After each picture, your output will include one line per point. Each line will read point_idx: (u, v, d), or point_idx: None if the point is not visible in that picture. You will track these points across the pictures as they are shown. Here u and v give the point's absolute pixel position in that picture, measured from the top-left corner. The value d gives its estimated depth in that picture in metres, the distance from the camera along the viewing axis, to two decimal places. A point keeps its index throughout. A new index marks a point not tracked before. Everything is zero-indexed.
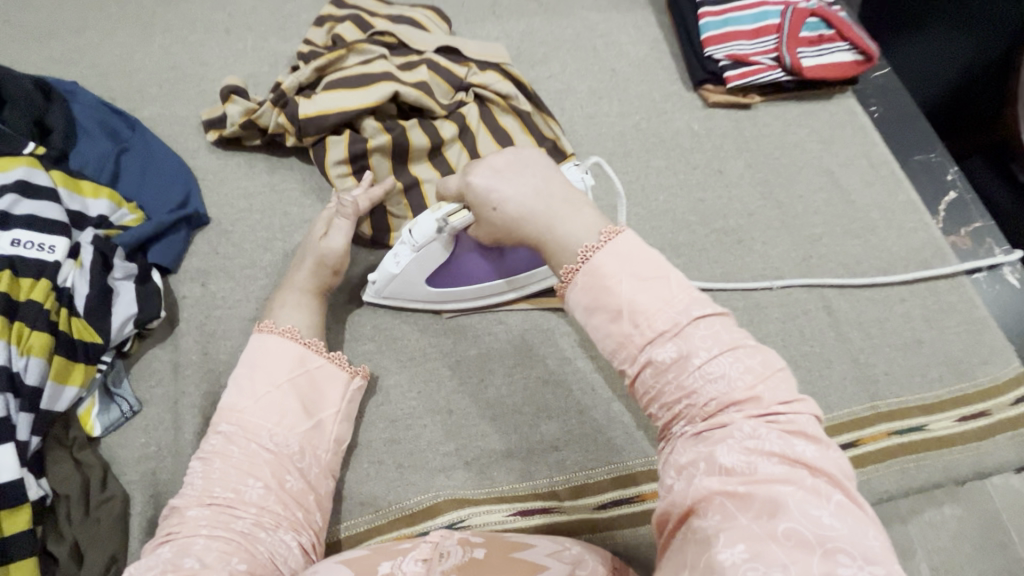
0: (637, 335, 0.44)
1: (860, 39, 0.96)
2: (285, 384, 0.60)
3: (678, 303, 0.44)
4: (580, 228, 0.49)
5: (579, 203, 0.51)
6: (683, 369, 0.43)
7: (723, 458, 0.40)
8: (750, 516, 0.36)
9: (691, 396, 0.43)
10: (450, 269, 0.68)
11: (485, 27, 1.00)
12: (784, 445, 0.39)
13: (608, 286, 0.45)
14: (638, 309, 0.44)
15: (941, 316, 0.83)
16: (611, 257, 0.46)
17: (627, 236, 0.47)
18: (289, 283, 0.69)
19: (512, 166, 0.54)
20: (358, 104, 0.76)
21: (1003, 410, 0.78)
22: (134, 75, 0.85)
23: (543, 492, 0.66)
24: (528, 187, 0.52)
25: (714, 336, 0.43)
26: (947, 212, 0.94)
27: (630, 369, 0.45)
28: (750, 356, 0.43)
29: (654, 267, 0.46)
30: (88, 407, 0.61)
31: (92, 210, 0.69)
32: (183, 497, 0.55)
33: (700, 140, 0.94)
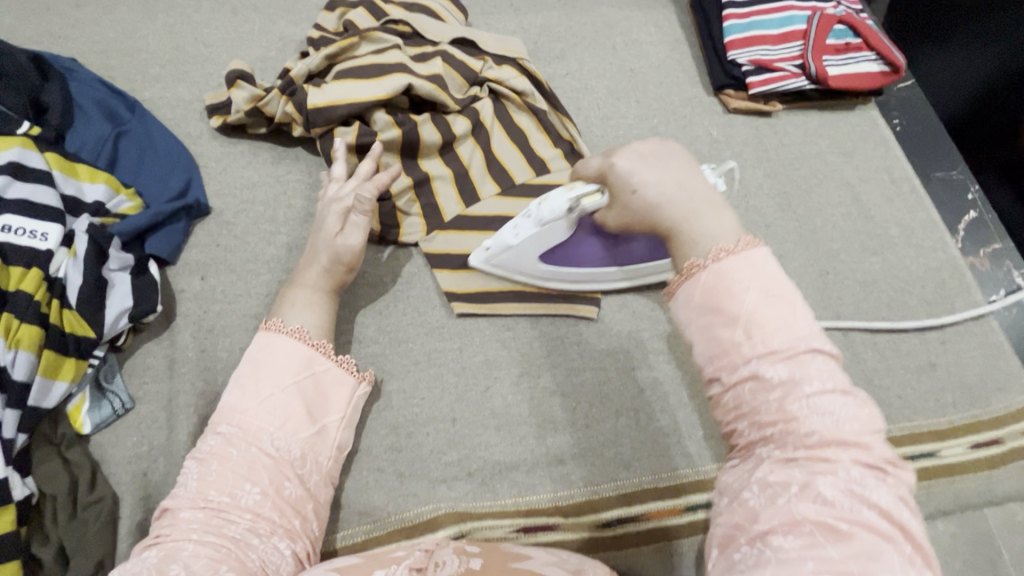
0: (748, 346, 0.39)
1: (887, 50, 0.94)
2: (290, 386, 0.58)
3: (800, 330, 0.39)
4: (714, 232, 0.44)
5: (716, 205, 0.45)
6: (791, 393, 0.37)
7: (822, 487, 0.34)
8: (844, 553, 0.31)
9: (793, 423, 0.37)
10: (568, 250, 0.69)
11: (502, 19, 0.97)
12: (890, 501, 0.34)
13: (726, 292, 0.40)
14: (756, 323, 0.39)
15: (957, 339, 0.81)
16: (740, 263, 0.41)
17: (762, 252, 0.42)
18: (301, 280, 0.66)
19: (655, 155, 0.48)
20: (369, 96, 0.73)
21: (1016, 438, 0.76)
22: (136, 54, 0.81)
23: (547, 507, 0.64)
24: (670, 171, 0.47)
25: (829, 373, 0.38)
26: (967, 232, 0.92)
27: (728, 378, 0.40)
28: (862, 405, 0.38)
29: (781, 287, 0.41)
30: (78, 404, 0.58)
31: (87, 195, 0.66)
32: (177, 497, 0.53)
33: (719, 147, 0.92)
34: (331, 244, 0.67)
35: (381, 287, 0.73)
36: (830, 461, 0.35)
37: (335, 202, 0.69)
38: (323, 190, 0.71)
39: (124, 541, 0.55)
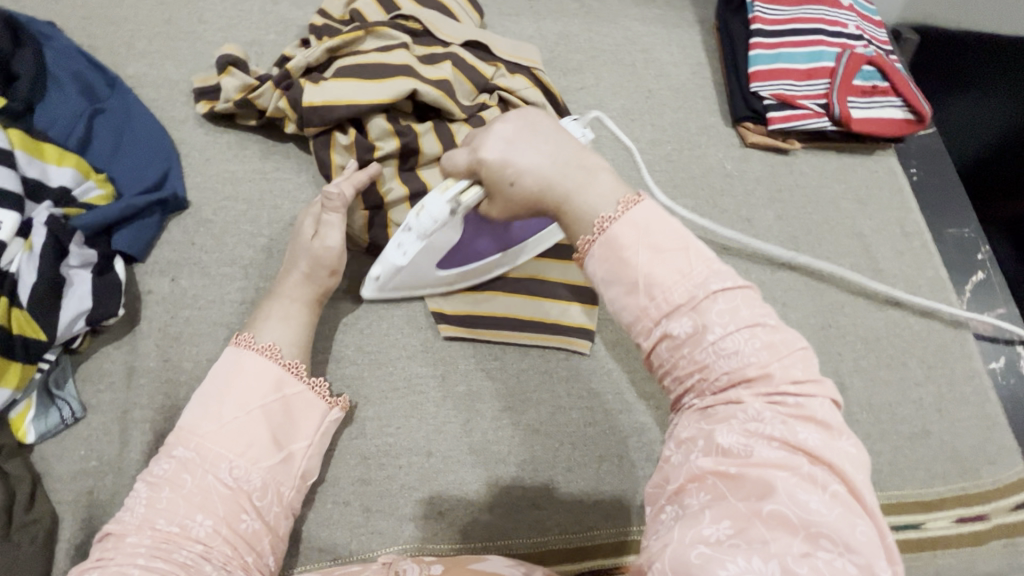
0: (654, 306, 0.40)
1: (914, 97, 0.90)
2: (256, 410, 0.53)
3: (698, 275, 0.40)
4: (599, 193, 0.44)
5: (582, 163, 0.47)
6: (697, 343, 0.39)
7: (722, 435, 0.37)
8: (739, 496, 0.34)
9: (704, 370, 0.39)
10: (459, 250, 0.63)
11: (519, 22, 0.91)
12: (791, 430, 0.36)
13: (624, 256, 0.41)
14: (658, 282, 0.40)
15: (954, 407, 0.79)
16: (628, 225, 0.42)
17: (648, 205, 0.42)
18: (281, 290, 0.62)
19: (523, 133, 0.49)
20: (371, 98, 0.68)
21: (1001, 515, 0.75)
22: (122, 24, 0.75)
23: (518, 554, 0.61)
24: (528, 137, 0.49)
25: (732, 312, 0.39)
26: (973, 293, 0.90)
27: (645, 341, 0.41)
28: (771, 334, 0.39)
29: (677, 238, 0.41)
30: (22, 412, 0.54)
31: (52, 179, 0.61)
32: (122, 521, 0.47)
33: (732, 182, 0.88)
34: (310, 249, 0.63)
35: (365, 303, 0.68)
36: (729, 398, 0.38)
37: (316, 208, 0.66)
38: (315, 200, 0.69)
39: (61, 566, 0.51)
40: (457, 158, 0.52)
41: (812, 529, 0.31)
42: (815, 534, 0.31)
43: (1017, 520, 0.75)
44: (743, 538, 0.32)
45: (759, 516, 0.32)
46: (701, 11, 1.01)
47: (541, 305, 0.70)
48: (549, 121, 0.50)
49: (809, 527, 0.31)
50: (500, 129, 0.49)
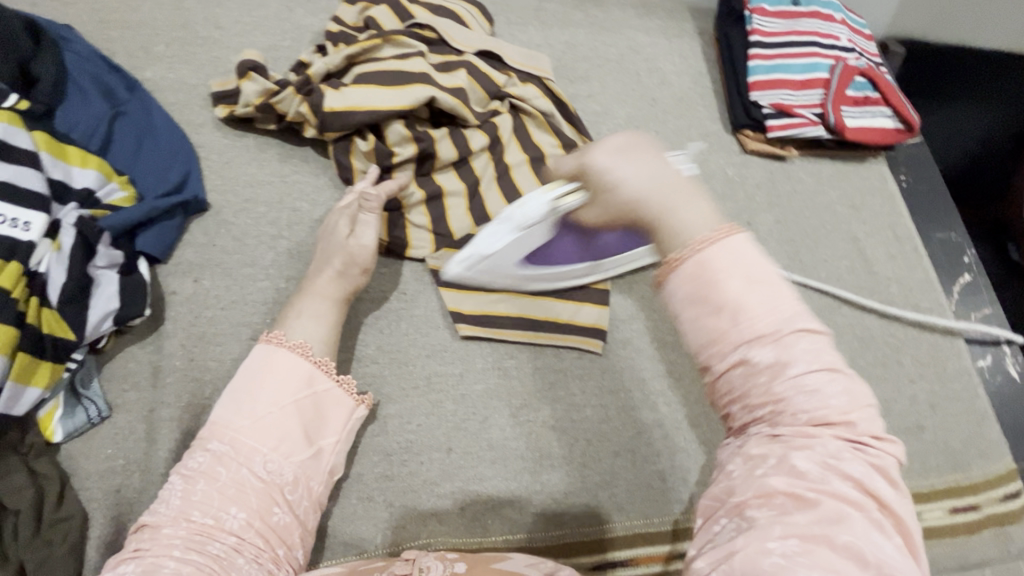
0: (737, 332, 0.35)
1: (903, 108, 0.94)
2: (288, 406, 0.54)
3: (784, 310, 0.36)
4: (684, 215, 0.39)
5: (694, 185, 0.40)
6: (780, 379, 0.35)
7: (799, 455, 0.34)
8: (809, 519, 0.32)
9: (780, 405, 0.35)
10: (545, 251, 0.66)
11: (527, 31, 0.94)
12: (868, 473, 0.34)
13: (714, 280, 0.36)
14: (745, 309, 0.35)
15: (945, 402, 0.83)
16: (726, 249, 0.36)
17: (742, 239, 0.37)
18: (309, 289, 0.63)
19: (631, 147, 0.43)
20: (390, 104, 0.70)
21: (991, 504, 0.79)
22: (138, 28, 0.76)
23: (538, 547, 0.62)
24: (637, 148, 0.42)
25: (816, 352, 0.35)
26: (961, 294, 0.94)
27: (719, 366, 0.36)
28: (851, 380, 0.36)
29: (764, 270, 0.37)
30: (49, 411, 0.54)
31: (76, 181, 0.61)
32: (159, 511, 0.49)
33: (733, 187, 0.91)
34: (348, 247, 0.64)
35: (384, 304, 0.70)
36: (806, 433, 0.34)
37: (351, 205, 0.67)
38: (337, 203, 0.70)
39: (90, 564, 0.51)
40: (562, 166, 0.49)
41: (884, 570, 0.30)
42: (884, 574, 0.30)
43: (1006, 510, 0.79)
44: (811, 559, 0.30)
45: (831, 544, 0.31)
46: (700, 23, 1.05)
47: (555, 304, 0.72)
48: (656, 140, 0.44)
49: (879, 567, 0.30)
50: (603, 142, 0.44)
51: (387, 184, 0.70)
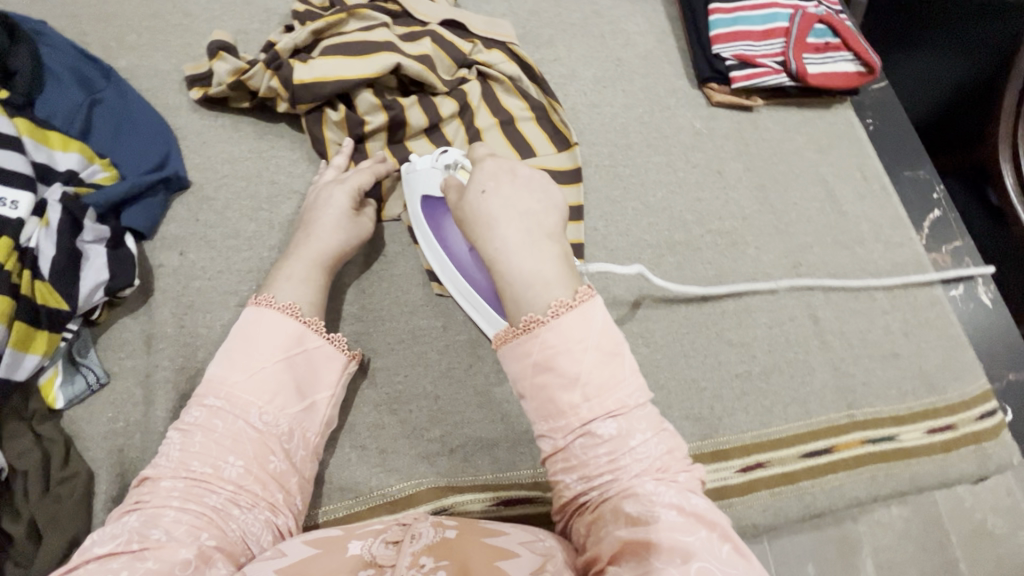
0: (586, 408, 0.46)
1: (864, 50, 0.96)
2: (281, 362, 0.56)
3: (627, 386, 0.47)
4: (541, 292, 0.49)
5: (541, 236, 0.52)
6: (619, 449, 0.46)
7: (630, 478, 0.45)
8: (664, 561, 0.40)
9: (619, 473, 0.45)
10: (439, 221, 0.69)
11: (491, 2, 0.96)
12: (685, 497, 0.44)
13: (565, 353, 0.47)
14: (592, 383, 0.46)
15: (918, 330, 0.86)
16: (576, 317, 0.47)
17: (597, 302, 0.48)
18: (298, 253, 0.64)
19: (519, 182, 0.55)
20: (358, 74, 0.72)
21: (968, 424, 0.81)
22: (110, 20, 0.79)
23: (526, 483, 0.65)
24: (528, 211, 0.53)
25: (646, 418, 0.47)
26: (931, 229, 0.97)
27: (563, 436, 0.47)
28: (667, 436, 0.47)
29: (612, 340, 0.48)
30: (50, 378, 0.57)
31: (60, 163, 0.64)
32: (160, 464, 0.51)
33: (701, 139, 0.93)
34: (335, 221, 0.67)
35: (366, 266, 0.72)
36: (632, 481, 0.45)
37: (340, 182, 0.69)
38: (316, 177, 0.72)
39: (99, 517, 0.54)
40: (476, 195, 0.55)
41: None
42: None
43: (982, 428, 0.82)
44: None
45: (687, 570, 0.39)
46: None
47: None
48: (540, 174, 0.57)
49: None
50: (488, 169, 0.56)
51: (365, 163, 0.73)
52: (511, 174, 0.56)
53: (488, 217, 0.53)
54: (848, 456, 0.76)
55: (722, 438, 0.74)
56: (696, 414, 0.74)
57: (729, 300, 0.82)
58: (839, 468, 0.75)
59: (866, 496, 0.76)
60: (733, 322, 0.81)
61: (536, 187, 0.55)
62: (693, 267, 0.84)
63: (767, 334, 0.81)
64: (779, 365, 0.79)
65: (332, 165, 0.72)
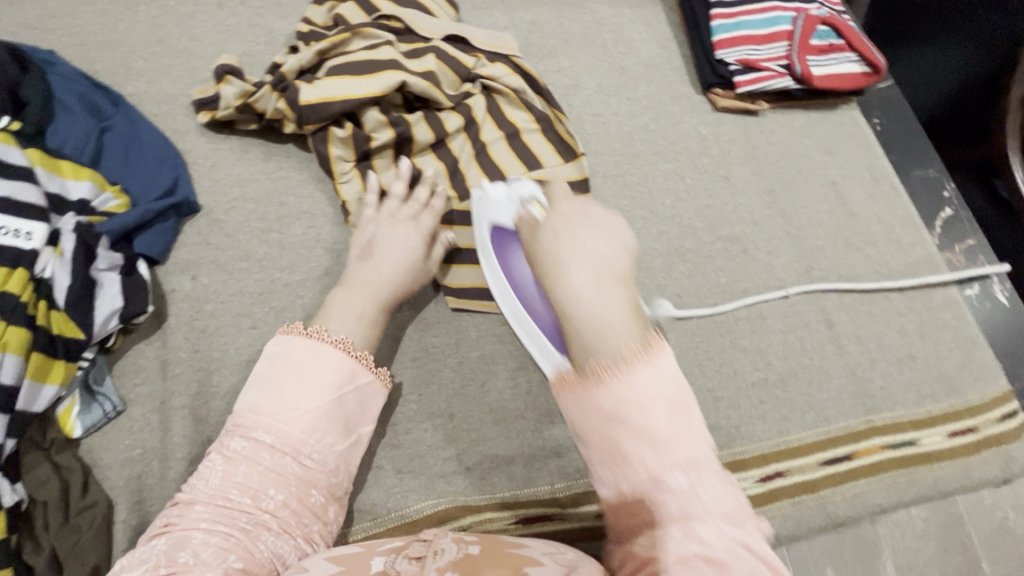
0: (654, 460, 0.45)
1: (868, 51, 0.96)
2: (334, 401, 0.56)
3: (695, 438, 0.46)
4: (611, 341, 0.48)
5: (610, 280, 0.52)
6: (688, 503, 0.43)
7: (701, 527, 0.43)
8: None
9: (689, 525, 0.43)
10: (505, 250, 0.69)
11: (492, 14, 0.96)
12: (753, 538, 0.43)
13: (634, 401, 0.46)
14: (660, 437, 0.45)
15: (935, 332, 0.85)
16: (647, 368, 0.47)
17: (665, 353, 0.48)
18: (344, 293, 0.64)
19: (588, 222, 0.56)
20: (363, 93, 0.73)
21: (990, 426, 0.80)
22: (118, 47, 0.79)
23: (544, 500, 0.64)
24: (597, 252, 0.54)
25: (715, 474, 0.45)
26: (944, 228, 0.96)
27: (631, 485, 0.45)
28: (735, 491, 0.45)
29: (682, 394, 0.47)
30: (68, 408, 0.57)
31: (72, 193, 0.64)
32: (197, 489, 0.52)
33: (708, 145, 0.93)
34: (393, 256, 0.67)
35: None
36: (700, 515, 0.43)
37: (402, 218, 0.70)
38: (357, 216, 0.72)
39: (119, 545, 0.54)
40: (552, 232, 0.56)
41: None
42: None
43: (1004, 430, 0.80)
44: None
45: None
46: None
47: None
48: (612, 215, 0.58)
49: None
50: (559, 210, 0.58)
51: (424, 193, 0.72)
52: (582, 217, 0.57)
53: (559, 259, 0.54)
54: (868, 462, 0.75)
55: (739, 448, 0.73)
56: (713, 424, 0.73)
57: (741, 307, 0.81)
58: (859, 475, 0.74)
59: (888, 503, 0.74)
60: (746, 330, 0.80)
61: (607, 230, 0.56)
62: (704, 274, 0.83)
63: (781, 340, 0.80)
64: (795, 371, 0.78)
65: (390, 194, 0.71)
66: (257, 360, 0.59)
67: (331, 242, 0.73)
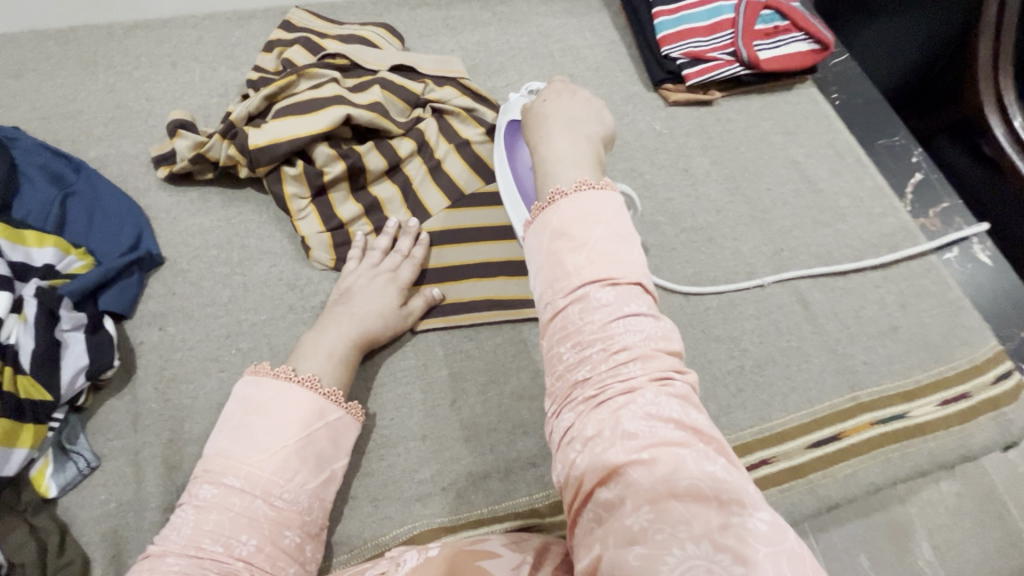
0: (588, 270, 0.45)
1: (815, 29, 0.96)
2: (303, 438, 0.56)
3: (634, 267, 0.45)
4: (570, 171, 0.51)
5: (576, 130, 0.55)
6: (613, 315, 0.43)
7: (630, 399, 0.40)
8: (652, 479, 0.36)
9: (609, 346, 0.42)
10: (515, 139, 0.73)
11: (439, 40, 0.98)
12: (682, 411, 0.39)
13: (573, 225, 0.47)
14: (599, 249, 0.45)
15: (916, 300, 0.83)
16: (594, 196, 0.48)
17: (613, 195, 0.49)
18: (319, 341, 0.64)
19: (567, 92, 0.60)
20: (311, 130, 0.74)
21: (983, 390, 0.78)
22: (79, 116, 0.83)
23: (523, 511, 0.64)
24: (576, 118, 0.57)
25: (641, 299, 0.44)
26: (915, 194, 0.94)
27: (563, 299, 0.45)
28: (663, 328, 0.44)
29: (622, 227, 0.47)
30: (40, 468, 0.58)
31: (36, 260, 0.66)
32: (167, 540, 0.50)
33: (663, 140, 0.93)
34: (372, 304, 0.68)
35: None
36: (634, 392, 0.40)
37: (382, 270, 0.71)
38: (344, 269, 0.73)
39: None
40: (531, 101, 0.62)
41: (724, 496, 0.35)
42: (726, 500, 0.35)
43: (1000, 392, 0.78)
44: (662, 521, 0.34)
45: (676, 493, 0.35)
46: None
47: (519, 284, 0.75)
48: (597, 100, 0.60)
49: (720, 495, 0.35)
50: (552, 87, 0.61)
51: (405, 242, 0.73)
52: (571, 95, 0.60)
53: (544, 117, 0.57)
54: (860, 441, 0.73)
55: (721, 440, 0.71)
56: None
57: (711, 297, 0.81)
58: (851, 455, 0.72)
59: (884, 481, 0.72)
60: (719, 318, 0.79)
61: (590, 108, 0.58)
62: (671, 267, 0.82)
63: (756, 326, 0.79)
64: (772, 355, 0.77)
65: (375, 248, 0.73)
66: (226, 405, 0.59)
67: (294, 277, 0.74)
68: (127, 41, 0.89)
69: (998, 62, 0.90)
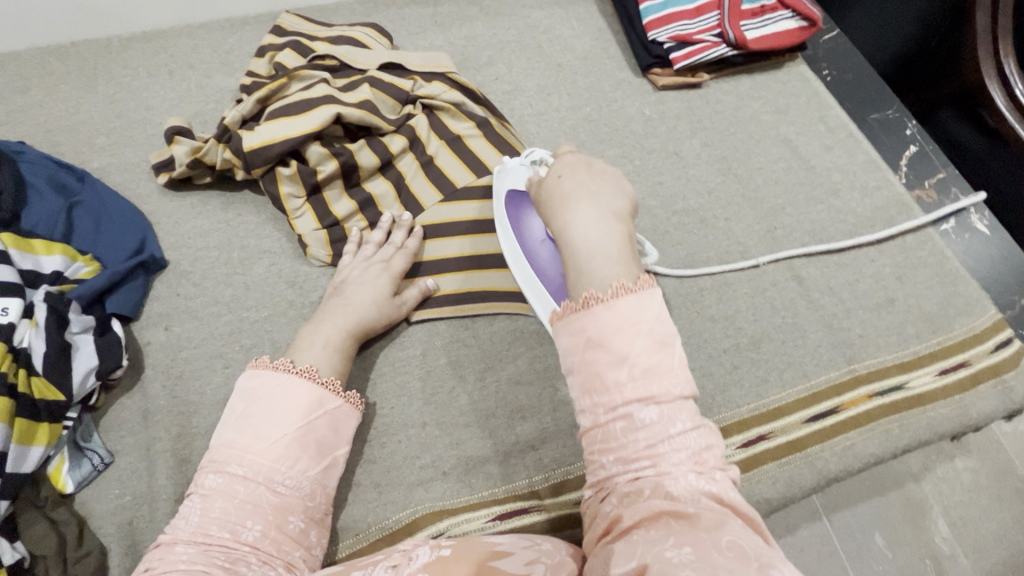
0: (631, 383, 0.44)
1: (802, 6, 0.96)
2: (303, 427, 0.58)
3: (675, 375, 0.45)
4: (606, 269, 0.48)
5: (603, 213, 0.51)
6: (659, 435, 0.43)
7: (670, 479, 0.42)
8: (695, 532, 0.38)
9: (656, 458, 0.43)
10: (522, 211, 0.71)
11: (427, 37, 0.99)
12: (718, 486, 0.42)
13: (609, 335, 0.45)
14: (642, 362, 0.44)
15: (912, 272, 0.83)
16: (634, 301, 0.45)
17: (653, 297, 0.46)
18: (317, 333, 0.65)
19: (593, 173, 0.54)
20: (303, 131, 0.75)
21: (983, 359, 0.78)
22: (81, 128, 0.85)
23: (522, 493, 0.65)
24: (599, 194, 0.52)
25: (685, 411, 0.44)
26: (910, 166, 0.94)
27: (603, 410, 0.44)
28: (707, 435, 0.44)
29: (663, 331, 0.46)
30: (57, 465, 0.61)
31: (45, 267, 0.68)
32: (178, 528, 0.53)
33: (653, 125, 0.94)
34: (367, 296, 0.70)
35: None
36: (670, 472, 0.42)
37: (375, 262, 0.73)
38: (339, 264, 0.75)
39: None
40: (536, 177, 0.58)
41: (763, 560, 0.36)
42: (767, 564, 0.35)
43: (1000, 360, 0.78)
44: (702, 561, 0.35)
45: (718, 547, 0.36)
46: None
47: (513, 272, 0.76)
48: (616, 170, 0.56)
49: (760, 559, 0.36)
50: (565, 161, 0.56)
51: (399, 235, 0.75)
52: (585, 166, 0.56)
53: (562, 195, 0.53)
54: (857, 414, 0.73)
55: (718, 417, 0.72)
56: None
57: (705, 277, 0.81)
58: (848, 427, 0.72)
59: (883, 452, 0.72)
60: (714, 298, 0.79)
61: (609, 179, 0.54)
62: (664, 250, 0.83)
63: (750, 304, 0.79)
64: (767, 333, 0.77)
65: (369, 242, 0.75)
66: (229, 398, 0.61)
67: (293, 275, 0.76)
68: (124, 53, 0.92)
69: (996, 28, 0.90)
